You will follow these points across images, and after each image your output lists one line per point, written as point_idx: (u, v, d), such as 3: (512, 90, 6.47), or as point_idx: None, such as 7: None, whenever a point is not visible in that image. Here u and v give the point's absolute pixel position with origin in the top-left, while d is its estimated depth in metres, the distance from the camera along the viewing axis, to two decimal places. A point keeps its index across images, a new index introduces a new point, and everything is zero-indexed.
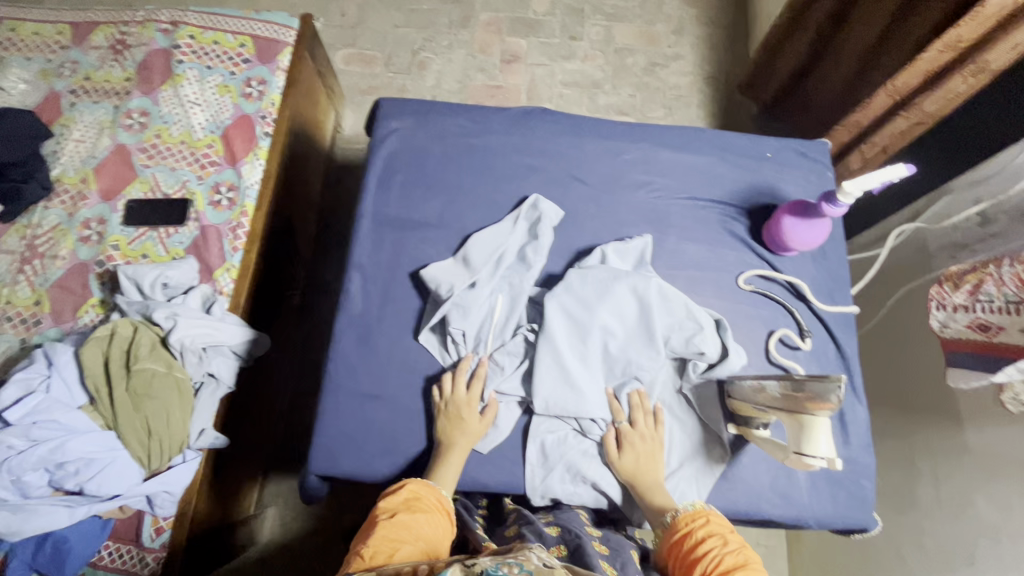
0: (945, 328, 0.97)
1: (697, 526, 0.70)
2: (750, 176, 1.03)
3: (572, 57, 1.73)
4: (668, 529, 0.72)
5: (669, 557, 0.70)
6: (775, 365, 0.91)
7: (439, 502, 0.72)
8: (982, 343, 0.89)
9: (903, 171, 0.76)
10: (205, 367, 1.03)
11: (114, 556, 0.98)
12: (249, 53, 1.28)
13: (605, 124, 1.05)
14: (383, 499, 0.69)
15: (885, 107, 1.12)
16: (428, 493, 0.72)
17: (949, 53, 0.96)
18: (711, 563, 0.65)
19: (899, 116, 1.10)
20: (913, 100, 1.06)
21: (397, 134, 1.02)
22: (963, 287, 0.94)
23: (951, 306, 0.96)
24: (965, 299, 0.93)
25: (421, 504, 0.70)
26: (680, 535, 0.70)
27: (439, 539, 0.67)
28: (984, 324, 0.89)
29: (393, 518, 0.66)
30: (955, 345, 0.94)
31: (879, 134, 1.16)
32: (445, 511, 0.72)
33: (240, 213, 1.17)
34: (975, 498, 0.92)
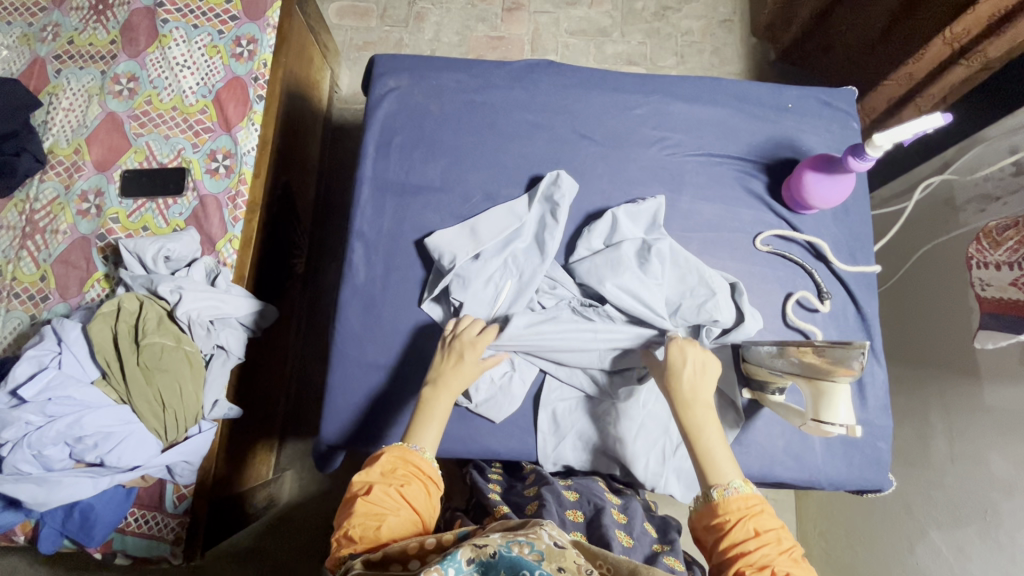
0: (985, 288, 0.92)
1: (745, 514, 0.62)
2: (769, 128, 0.97)
3: (578, 3, 1.63)
4: (710, 506, 0.64)
5: (710, 536, 0.63)
6: (792, 328, 0.89)
7: (421, 472, 0.66)
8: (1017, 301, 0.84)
9: (939, 120, 0.71)
10: (213, 340, 1.03)
11: (140, 522, 1.00)
12: (236, 9, 1.21)
13: (613, 75, 0.99)
14: (359, 474, 0.65)
15: (941, 56, 1.05)
16: (401, 465, 0.66)
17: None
18: (755, 557, 0.59)
19: (959, 64, 1.03)
20: (974, 47, 1.00)
21: (395, 93, 0.97)
22: (1003, 243, 0.88)
23: (992, 264, 0.90)
24: (1007, 256, 0.87)
25: (398, 476, 0.65)
26: (722, 518, 0.62)
27: (423, 513, 0.63)
28: None
29: (362, 502, 0.61)
30: (991, 306, 0.89)
31: (936, 85, 1.10)
32: (428, 479, 0.66)
33: (238, 180, 1.13)
34: (990, 455, 0.91)
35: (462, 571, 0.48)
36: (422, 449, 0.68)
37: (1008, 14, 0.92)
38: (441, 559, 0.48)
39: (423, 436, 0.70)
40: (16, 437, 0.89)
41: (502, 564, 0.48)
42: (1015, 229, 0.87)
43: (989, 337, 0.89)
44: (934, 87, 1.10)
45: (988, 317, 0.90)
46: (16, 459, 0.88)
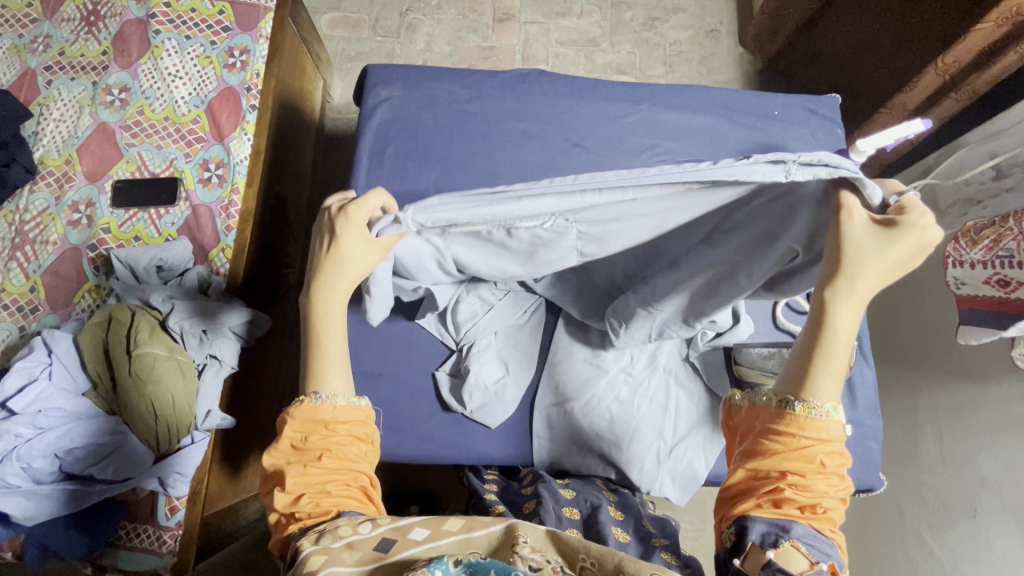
0: (961, 286, 0.91)
1: (813, 436, 0.53)
2: (756, 135, 0.99)
3: (568, 13, 1.65)
4: (777, 411, 0.55)
5: (768, 433, 0.55)
6: (782, 331, 0.90)
7: (336, 419, 0.60)
8: (998, 299, 0.85)
9: (919, 127, 0.73)
10: (206, 350, 1.02)
11: (133, 535, 0.98)
12: (229, 20, 1.22)
13: (603, 85, 1.01)
14: (272, 450, 0.60)
15: (932, 91, 1.11)
16: (312, 428, 0.59)
17: (1006, 26, 0.94)
18: (799, 475, 0.53)
19: (950, 97, 1.09)
20: (965, 79, 1.05)
21: (388, 102, 0.98)
22: (981, 242, 0.87)
23: (968, 263, 0.89)
24: (983, 255, 0.86)
25: (312, 441, 0.59)
26: (781, 428, 0.54)
27: (354, 459, 0.60)
28: (1003, 280, 0.83)
29: (287, 485, 0.57)
30: (971, 303, 0.89)
31: (928, 116, 1.16)
32: (346, 426, 0.60)
33: (231, 190, 1.14)
34: (979, 455, 0.92)
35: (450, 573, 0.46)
36: (330, 396, 0.61)
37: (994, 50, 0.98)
38: (429, 561, 0.47)
39: (331, 383, 0.63)
40: (5, 449, 0.89)
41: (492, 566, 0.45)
42: (992, 227, 0.86)
43: (972, 334, 0.90)
44: (926, 119, 1.16)
45: (968, 314, 0.90)
46: (4, 472, 0.88)
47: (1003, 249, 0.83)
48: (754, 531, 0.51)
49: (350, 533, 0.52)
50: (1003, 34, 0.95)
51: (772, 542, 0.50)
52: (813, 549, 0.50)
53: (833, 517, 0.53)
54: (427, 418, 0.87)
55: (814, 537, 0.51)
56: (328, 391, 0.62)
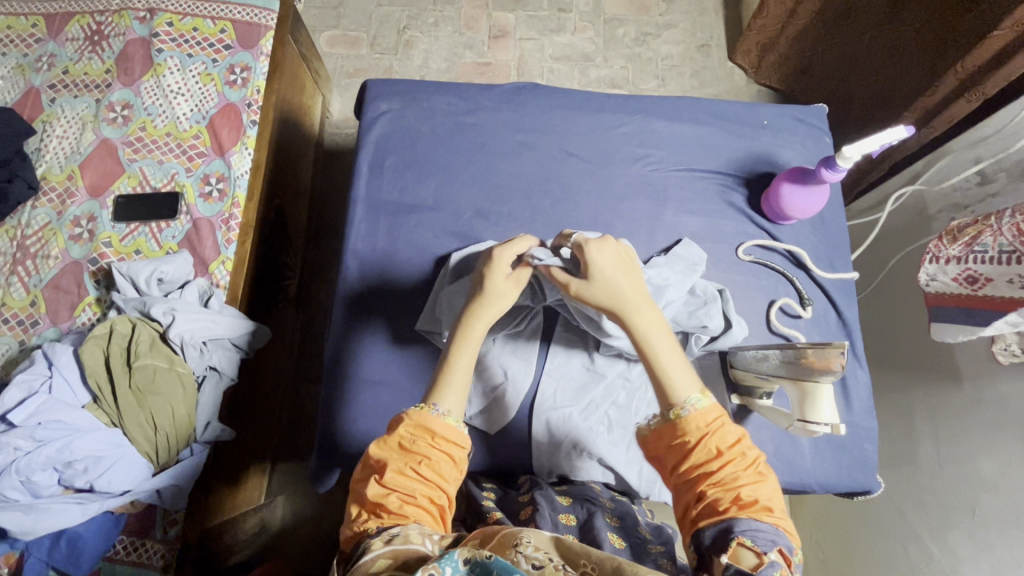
0: (932, 281, 0.93)
1: (705, 432, 0.59)
2: (746, 143, 1.01)
3: (562, 30, 1.69)
4: (669, 426, 0.60)
5: (669, 450, 0.61)
6: (776, 334, 0.91)
7: (443, 434, 0.61)
8: (964, 296, 0.88)
9: (903, 132, 0.75)
10: (205, 361, 1.03)
11: (129, 550, 0.98)
12: (230, 39, 1.25)
13: (597, 97, 1.04)
14: (379, 443, 0.61)
15: (947, 91, 1.05)
16: (420, 435, 0.61)
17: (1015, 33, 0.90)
18: (707, 469, 0.57)
19: (962, 100, 1.03)
20: (978, 83, 0.99)
21: (387, 115, 1.00)
22: (960, 239, 0.88)
23: (945, 258, 0.90)
24: (959, 250, 0.88)
25: (417, 447, 0.60)
26: (678, 440, 0.60)
27: (447, 477, 0.60)
28: (972, 277, 0.86)
29: (384, 476, 0.58)
30: (942, 300, 0.92)
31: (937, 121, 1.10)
32: (451, 443, 0.61)
33: (232, 204, 1.15)
34: (976, 457, 0.93)
35: (459, 571, 0.48)
36: (446, 412, 0.63)
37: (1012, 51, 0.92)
38: (440, 557, 0.48)
39: (448, 398, 0.64)
40: (5, 463, 0.88)
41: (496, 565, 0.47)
42: (975, 225, 0.87)
43: (946, 331, 0.92)
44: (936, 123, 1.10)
45: (937, 311, 0.94)
46: (3, 486, 0.88)
47: (977, 244, 0.85)
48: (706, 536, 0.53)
49: (418, 539, 0.53)
50: (1012, 38, 0.91)
51: (721, 545, 0.52)
52: (759, 539, 0.51)
53: (763, 498, 0.56)
54: None
55: (753, 521, 0.53)
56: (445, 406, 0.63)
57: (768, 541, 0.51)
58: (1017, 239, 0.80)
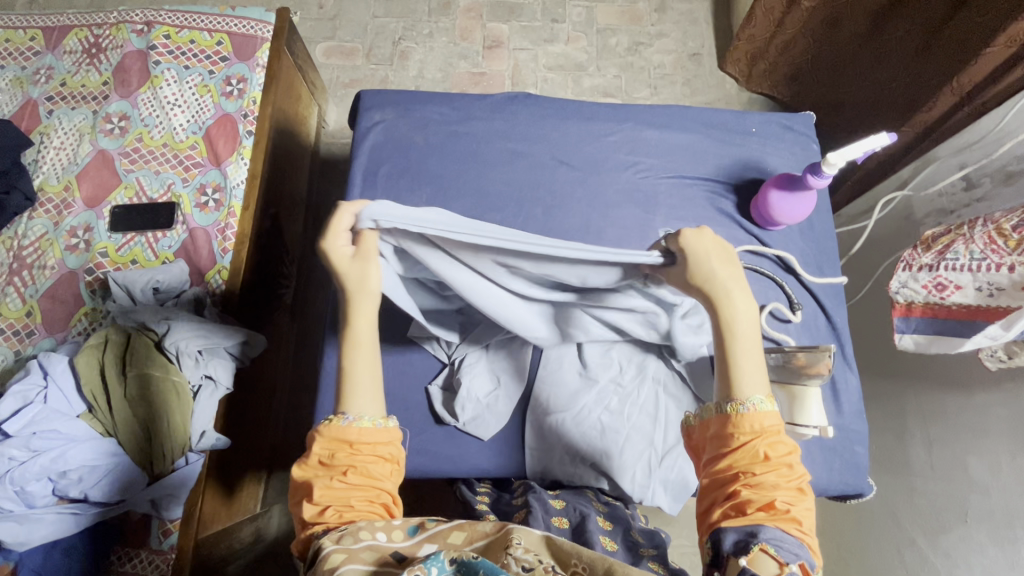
0: (903, 289, 0.93)
1: (754, 433, 0.56)
2: (735, 151, 1.03)
3: (555, 40, 1.71)
4: (721, 418, 0.59)
5: (715, 441, 0.59)
6: (767, 338, 0.92)
7: (361, 440, 0.61)
8: (937, 304, 0.89)
9: (886, 139, 0.76)
10: (201, 370, 1.02)
11: (124, 561, 0.98)
12: (226, 51, 1.26)
13: (588, 106, 1.05)
14: (301, 465, 0.61)
15: (947, 105, 1.06)
16: (338, 446, 0.61)
17: (1015, 47, 0.91)
18: (750, 473, 0.55)
19: (963, 112, 1.04)
20: (978, 96, 1.00)
21: (380, 125, 1.02)
22: (933, 247, 0.90)
23: (916, 266, 0.91)
24: (931, 258, 0.89)
25: (337, 458, 0.60)
26: (726, 434, 0.57)
27: (380, 477, 0.61)
28: (942, 284, 0.87)
29: (316, 492, 0.59)
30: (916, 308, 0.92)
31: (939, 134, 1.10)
32: (371, 445, 0.61)
33: (228, 213, 1.16)
34: (967, 459, 0.94)
35: (445, 571, 0.48)
36: (357, 418, 0.62)
37: (1010, 63, 0.93)
38: (426, 560, 0.48)
39: (359, 404, 0.64)
40: None
41: (481, 565, 0.46)
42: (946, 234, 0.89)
43: (929, 342, 0.92)
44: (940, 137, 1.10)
45: (914, 318, 0.93)
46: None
47: (949, 253, 0.87)
48: (728, 539, 0.53)
49: (368, 537, 0.54)
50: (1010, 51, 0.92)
51: (742, 548, 0.52)
52: (783, 551, 0.51)
53: (797, 511, 0.54)
54: (420, 431, 0.88)
55: (782, 535, 0.52)
56: (357, 412, 0.63)
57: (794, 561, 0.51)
58: (988, 248, 0.83)
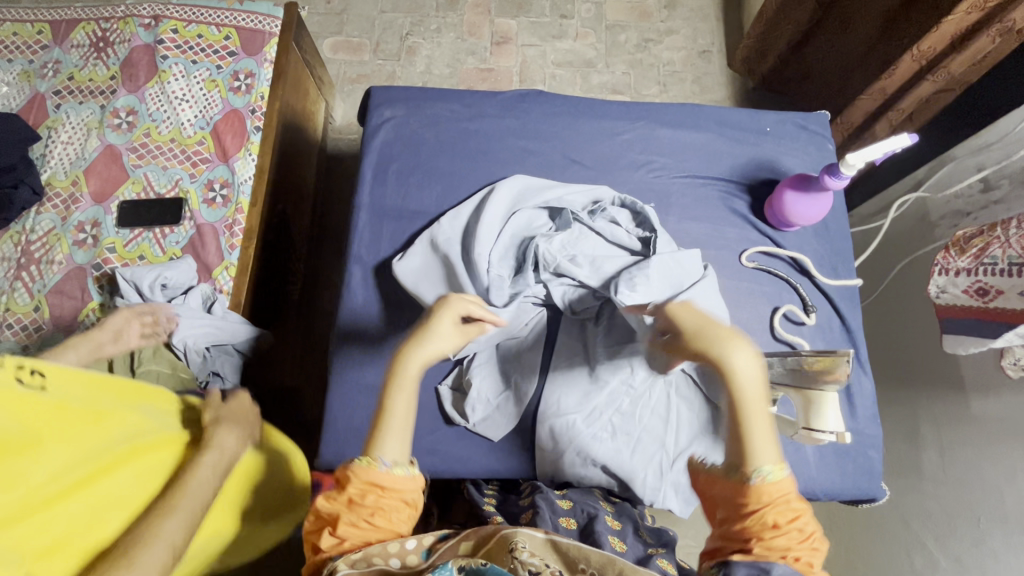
0: (942, 293, 0.94)
1: (768, 505, 0.55)
2: (749, 150, 1.02)
3: (564, 36, 1.70)
4: (728, 483, 0.58)
5: (721, 502, 0.58)
6: (780, 341, 0.91)
7: (391, 490, 0.57)
8: (979, 309, 0.88)
9: (906, 140, 0.75)
10: (208, 367, 1.06)
11: None
12: (235, 45, 1.25)
13: (600, 103, 1.04)
14: (323, 501, 0.58)
15: (911, 72, 1.09)
16: (369, 494, 0.56)
17: (977, 12, 0.93)
18: (761, 534, 0.54)
19: (926, 80, 1.07)
20: (940, 62, 1.03)
21: (390, 123, 1.01)
22: (969, 250, 0.90)
23: (953, 270, 0.92)
24: (969, 263, 0.89)
25: (365, 505, 0.56)
26: (733, 498, 0.57)
27: (402, 524, 0.57)
28: (982, 290, 0.87)
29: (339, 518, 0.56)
30: (952, 313, 0.92)
31: (905, 101, 1.13)
32: (400, 495, 0.57)
33: (235, 210, 1.15)
34: (981, 465, 0.92)
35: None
36: (392, 463, 0.58)
37: (972, 31, 0.96)
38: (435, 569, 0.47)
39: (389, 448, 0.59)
40: None
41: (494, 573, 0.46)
42: (980, 236, 0.89)
43: (958, 343, 0.92)
44: (903, 102, 1.13)
45: (949, 323, 0.93)
46: None
47: (987, 257, 0.86)
48: None
49: (379, 562, 0.54)
50: (974, 19, 0.95)
51: None
52: None
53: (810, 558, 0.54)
54: (430, 430, 0.88)
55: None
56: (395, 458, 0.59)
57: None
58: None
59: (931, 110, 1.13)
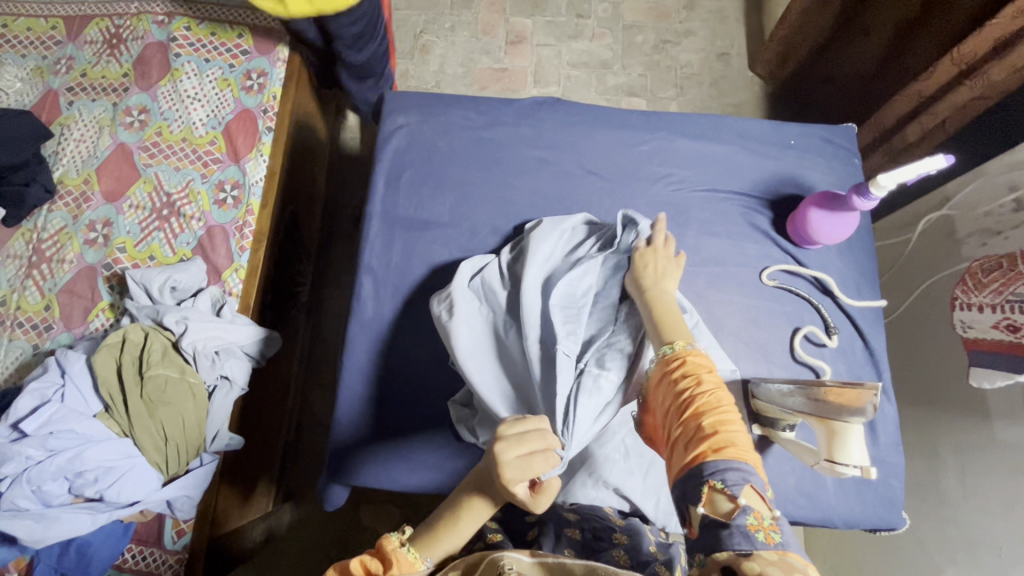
0: (970, 329, 0.96)
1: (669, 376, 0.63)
2: (772, 164, 0.99)
3: (579, 36, 1.67)
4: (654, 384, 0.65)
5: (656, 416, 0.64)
6: (800, 363, 0.89)
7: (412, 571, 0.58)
8: (1008, 343, 0.87)
9: (941, 161, 0.72)
10: (217, 370, 1.03)
11: (137, 559, 0.99)
12: (248, 44, 1.24)
13: (618, 112, 1.02)
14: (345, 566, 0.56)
15: (948, 76, 1.02)
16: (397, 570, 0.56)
17: (1023, 16, 0.87)
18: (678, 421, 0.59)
19: (962, 85, 1.00)
20: (980, 68, 0.96)
21: (404, 130, 0.99)
22: (989, 286, 0.93)
23: (976, 305, 0.95)
24: (992, 298, 0.91)
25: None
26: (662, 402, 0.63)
27: None
28: (1012, 325, 0.86)
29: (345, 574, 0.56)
30: (978, 346, 0.93)
31: (940, 106, 1.07)
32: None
33: (246, 211, 1.15)
34: (1005, 496, 0.89)
35: None
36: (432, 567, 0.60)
37: (1014, 37, 0.90)
38: None
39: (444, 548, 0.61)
40: (15, 472, 0.87)
41: None
42: (998, 271, 0.93)
43: (985, 377, 0.91)
44: (938, 107, 1.07)
45: (976, 357, 0.94)
46: (14, 495, 0.86)
47: (1012, 294, 0.87)
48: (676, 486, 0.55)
49: None
50: (1016, 25, 0.89)
51: (690, 491, 0.53)
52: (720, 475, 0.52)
53: (726, 430, 0.55)
54: (438, 446, 0.87)
55: (720, 461, 0.53)
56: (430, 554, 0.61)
57: (743, 491, 0.51)
58: None
59: (965, 119, 1.06)
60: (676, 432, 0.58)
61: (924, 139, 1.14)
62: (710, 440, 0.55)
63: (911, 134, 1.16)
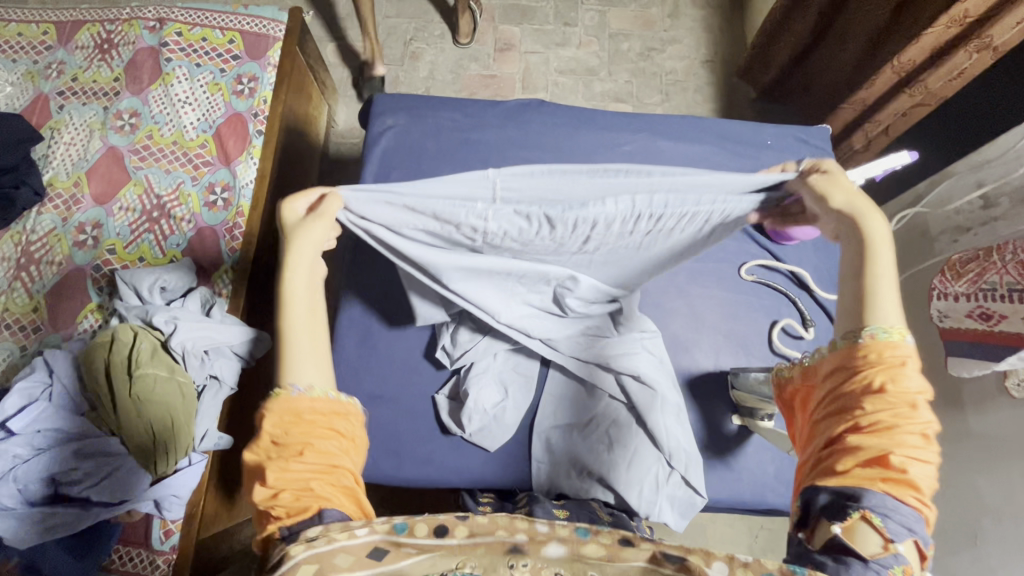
0: (945, 319, 0.98)
1: (875, 367, 0.48)
2: (750, 164, 1.02)
3: (567, 44, 1.70)
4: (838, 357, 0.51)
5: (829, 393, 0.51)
6: (779, 355, 0.91)
7: (314, 410, 0.52)
8: (981, 332, 0.90)
9: (907, 157, 0.75)
10: (207, 369, 1.03)
11: (125, 560, 0.98)
12: (238, 49, 1.26)
13: (601, 114, 1.05)
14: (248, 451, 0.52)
15: (889, 85, 1.13)
16: (290, 421, 0.51)
17: (955, 28, 0.95)
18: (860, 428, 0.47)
19: (904, 94, 1.11)
20: (916, 78, 1.07)
21: (392, 131, 1.01)
22: (965, 276, 0.96)
23: (952, 295, 0.97)
24: (968, 288, 0.94)
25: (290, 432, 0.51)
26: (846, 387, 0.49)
27: (337, 453, 0.52)
28: (986, 314, 0.89)
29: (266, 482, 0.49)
30: (954, 335, 0.95)
31: (881, 113, 1.19)
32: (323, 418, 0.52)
33: (236, 213, 1.16)
34: (980, 484, 0.92)
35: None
36: (308, 387, 0.54)
37: (946, 49, 0.99)
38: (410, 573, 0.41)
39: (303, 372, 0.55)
40: (3, 469, 0.90)
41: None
42: (975, 261, 0.95)
43: (964, 365, 0.93)
44: (880, 116, 1.20)
45: (952, 346, 0.95)
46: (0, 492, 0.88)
47: (987, 283, 0.90)
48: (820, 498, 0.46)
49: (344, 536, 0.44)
50: (949, 38, 0.97)
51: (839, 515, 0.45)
52: (886, 523, 0.44)
53: (915, 475, 0.45)
54: (425, 440, 0.88)
55: (889, 503, 0.44)
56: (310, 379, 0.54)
57: (902, 542, 0.44)
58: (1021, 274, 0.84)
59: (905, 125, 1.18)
60: (839, 437, 0.48)
61: (871, 143, 1.28)
62: (885, 476, 0.45)
63: (859, 139, 1.29)
